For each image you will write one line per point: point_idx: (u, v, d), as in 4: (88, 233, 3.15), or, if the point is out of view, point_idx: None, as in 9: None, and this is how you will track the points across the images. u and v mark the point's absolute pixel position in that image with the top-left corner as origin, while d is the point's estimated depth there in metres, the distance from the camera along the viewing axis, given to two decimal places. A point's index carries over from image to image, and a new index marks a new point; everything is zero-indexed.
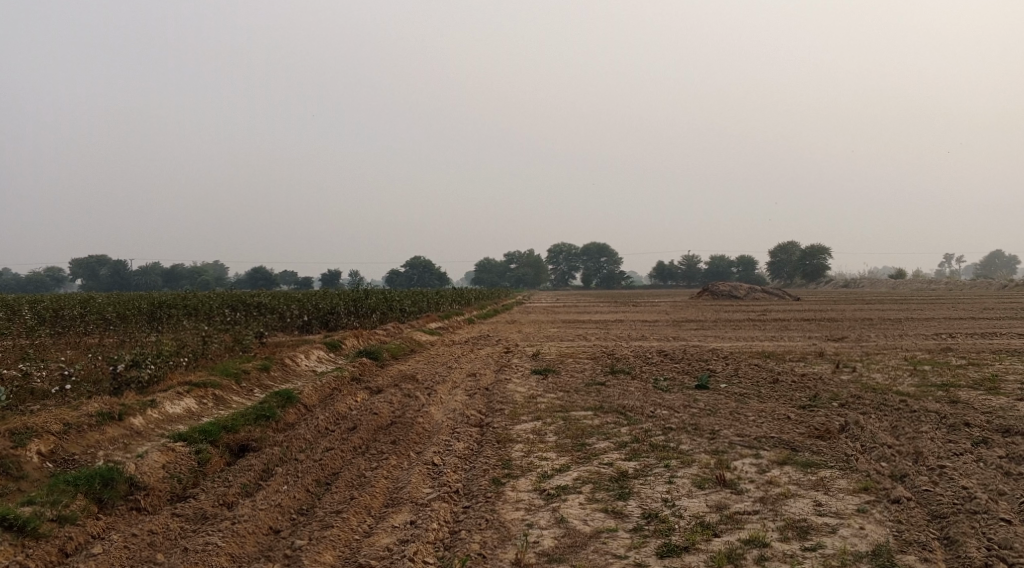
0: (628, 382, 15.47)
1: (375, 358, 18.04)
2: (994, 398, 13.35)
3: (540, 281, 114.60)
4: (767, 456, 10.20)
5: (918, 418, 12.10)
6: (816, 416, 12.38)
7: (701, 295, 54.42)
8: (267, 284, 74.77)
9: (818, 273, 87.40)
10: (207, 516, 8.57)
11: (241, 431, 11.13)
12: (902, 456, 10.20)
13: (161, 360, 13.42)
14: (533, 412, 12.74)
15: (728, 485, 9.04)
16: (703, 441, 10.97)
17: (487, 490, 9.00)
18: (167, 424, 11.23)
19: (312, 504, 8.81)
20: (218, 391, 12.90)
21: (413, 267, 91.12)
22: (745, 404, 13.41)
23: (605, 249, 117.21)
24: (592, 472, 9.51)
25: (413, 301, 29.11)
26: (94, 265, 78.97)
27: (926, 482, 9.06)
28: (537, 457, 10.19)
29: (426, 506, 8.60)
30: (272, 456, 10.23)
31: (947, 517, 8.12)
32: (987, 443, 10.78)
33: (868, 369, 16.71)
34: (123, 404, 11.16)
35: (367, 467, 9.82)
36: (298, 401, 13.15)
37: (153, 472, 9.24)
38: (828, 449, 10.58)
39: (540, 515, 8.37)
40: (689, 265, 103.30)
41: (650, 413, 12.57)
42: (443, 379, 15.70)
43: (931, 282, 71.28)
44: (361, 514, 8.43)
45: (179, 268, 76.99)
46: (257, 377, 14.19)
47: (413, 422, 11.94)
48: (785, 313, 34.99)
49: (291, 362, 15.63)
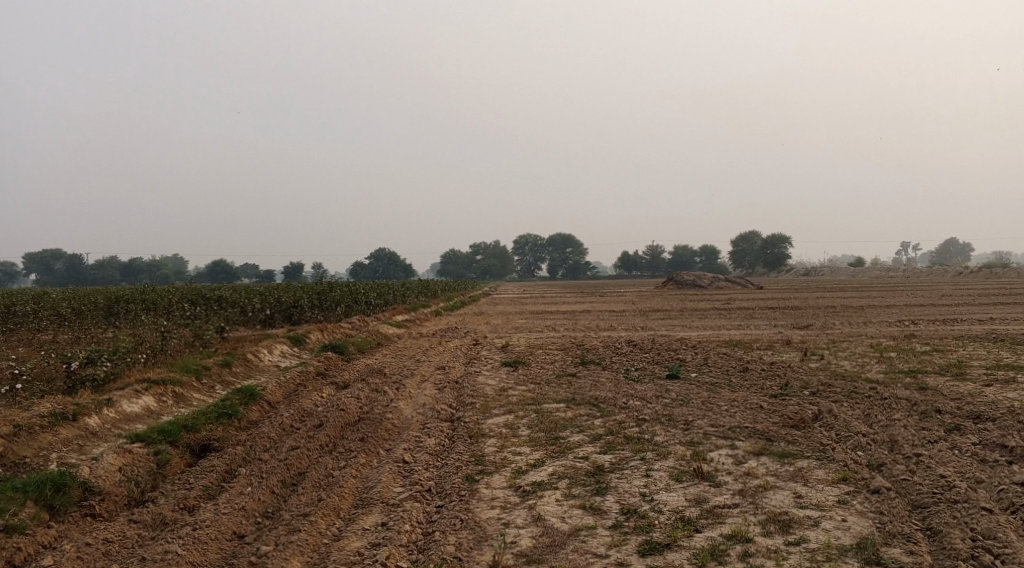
0: (599, 373, 15.28)
1: (341, 352, 17.66)
2: (962, 384, 13.39)
3: (506, 272, 114.31)
4: (742, 447, 10.05)
5: (890, 406, 12.07)
6: (789, 405, 12.28)
7: (665, 284, 54.52)
8: (229, 276, 73.64)
9: (780, 262, 88.43)
10: (166, 522, 8.18)
11: (202, 430, 10.72)
12: (878, 444, 10.13)
13: (118, 357, 12.92)
14: (504, 406, 12.49)
15: (706, 477, 8.86)
16: (677, 432, 10.79)
17: (460, 488, 8.72)
18: (124, 424, 10.78)
19: (278, 506, 8.46)
20: (178, 388, 12.46)
21: (378, 260, 90.50)
22: (717, 393, 13.27)
23: (570, 240, 117.40)
24: (568, 466, 9.28)
25: (378, 293, 28.67)
26: (48, 260, 77.09)
27: (904, 470, 8.97)
28: (510, 452, 9.93)
29: (397, 507, 8.30)
30: (235, 456, 9.84)
31: (928, 507, 8.03)
32: (959, 429, 10.75)
33: (836, 356, 16.70)
34: (77, 404, 10.69)
35: (335, 466, 9.48)
36: (261, 398, 12.74)
37: (109, 475, 8.82)
38: (803, 439, 10.46)
39: (517, 513, 8.12)
40: (653, 255, 103.87)
41: (623, 404, 12.38)
42: (411, 373, 15.36)
43: (889, 269, 72.53)
44: (329, 516, 8.10)
45: (136, 262, 75.43)
46: (219, 373, 13.74)
47: (381, 418, 11.61)
48: (748, 301, 35.20)
49: (254, 356, 15.20)
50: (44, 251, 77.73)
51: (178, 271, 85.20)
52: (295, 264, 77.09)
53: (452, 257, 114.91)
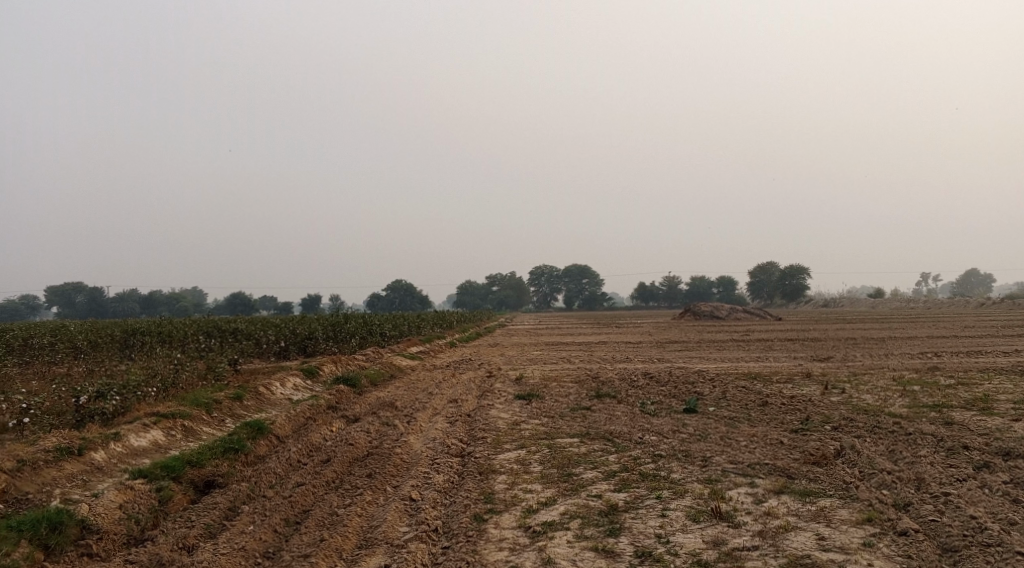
0: (614, 406, 14.95)
1: (353, 384, 17.44)
2: (989, 419, 12.94)
3: (522, 303, 114.07)
4: (762, 485, 9.69)
5: (914, 441, 11.66)
6: (810, 441, 11.90)
7: (683, 315, 54.04)
8: (247, 308, 73.90)
9: (799, 292, 87.60)
10: (163, 562, 7.93)
11: (207, 465, 10.48)
12: (904, 483, 9.75)
13: (128, 391, 12.76)
14: (516, 440, 12.19)
15: (724, 517, 8.52)
16: (695, 469, 10.45)
17: (468, 529, 8.42)
18: (131, 459, 10.58)
19: (279, 546, 8.20)
20: (187, 422, 12.25)
21: (395, 291, 90.60)
22: (736, 428, 12.91)
23: (587, 271, 117.14)
24: (580, 505, 8.96)
25: (393, 325, 28.48)
26: (69, 293, 77.70)
27: (932, 511, 8.59)
28: (520, 490, 9.63)
29: (402, 548, 8.02)
30: (239, 493, 9.60)
31: (960, 551, 7.64)
32: (988, 467, 10.34)
33: (857, 390, 16.28)
34: (83, 438, 10.50)
35: (340, 504, 9.21)
36: (269, 432, 12.50)
37: (108, 512, 8.60)
38: (825, 476, 10.10)
39: (526, 555, 7.82)
40: (670, 286, 103.31)
41: (638, 439, 12.05)
42: (424, 406, 15.10)
43: (910, 300, 71.67)
44: (332, 558, 7.83)
45: (156, 294, 75.87)
46: (229, 407, 13.54)
47: (390, 453, 11.35)
48: (767, 333, 34.69)
49: (266, 390, 14.98)
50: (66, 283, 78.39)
51: (197, 303, 85.65)
52: (313, 296, 77.24)
53: (468, 287, 114.95)
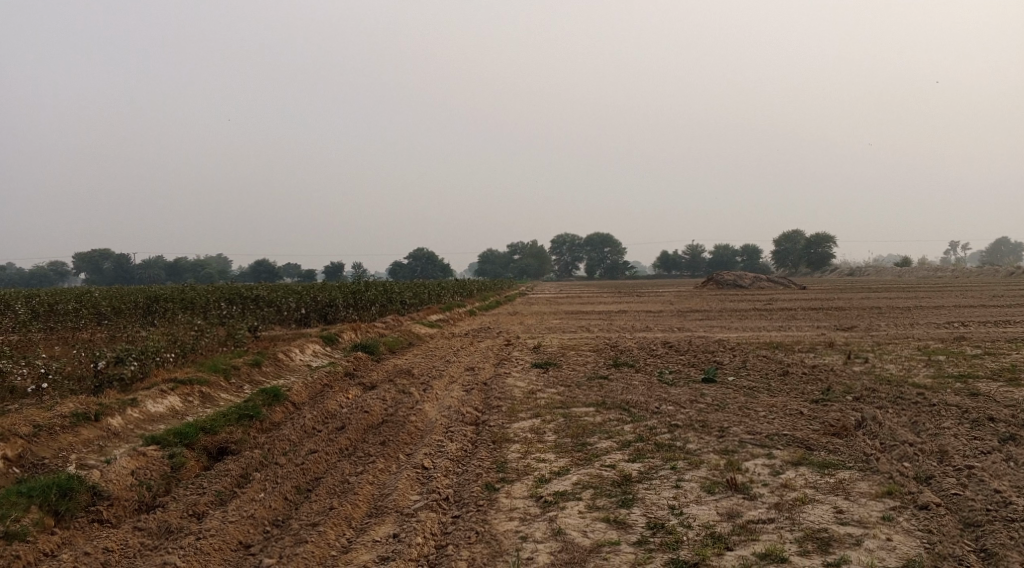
0: (631, 375, 14.80)
1: (372, 351, 17.40)
2: (1016, 390, 12.63)
3: (544, 272, 113.83)
4: (780, 456, 9.52)
5: (938, 413, 11.41)
6: (830, 411, 11.69)
7: (705, 284, 53.47)
8: (271, 275, 74.39)
9: (823, 262, 86.60)
10: (171, 530, 7.93)
11: (221, 432, 10.46)
12: (926, 455, 9.54)
13: (147, 356, 12.74)
14: (532, 409, 12.07)
15: (740, 489, 8.36)
16: (711, 439, 10.29)
17: (478, 498, 8.33)
18: (148, 425, 10.60)
19: (288, 515, 8.17)
20: (205, 388, 12.24)
21: (417, 260, 90.77)
22: (755, 398, 12.72)
23: (610, 239, 116.41)
24: (593, 475, 8.83)
25: (413, 292, 28.40)
26: (96, 259, 78.46)
27: (954, 485, 8.38)
28: (534, 459, 9.52)
29: (411, 517, 7.95)
30: (252, 460, 9.56)
31: (982, 526, 7.44)
32: (1014, 440, 10.08)
33: (880, 359, 15.98)
34: (100, 404, 10.50)
35: (352, 472, 9.15)
36: (285, 399, 12.47)
37: (120, 479, 8.61)
38: (845, 448, 9.89)
39: (536, 526, 7.71)
40: (693, 255, 102.59)
41: (655, 409, 11.90)
42: (440, 374, 15.03)
43: (936, 269, 70.57)
44: (340, 526, 7.78)
45: (181, 262, 76.38)
46: (248, 373, 13.54)
47: (404, 421, 11.28)
48: (791, 301, 34.29)
49: (284, 356, 14.96)
50: (93, 250, 79.18)
51: (221, 271, 86.22)
52: (336, 264, 77.60)
53: (490, 255, 114.81)
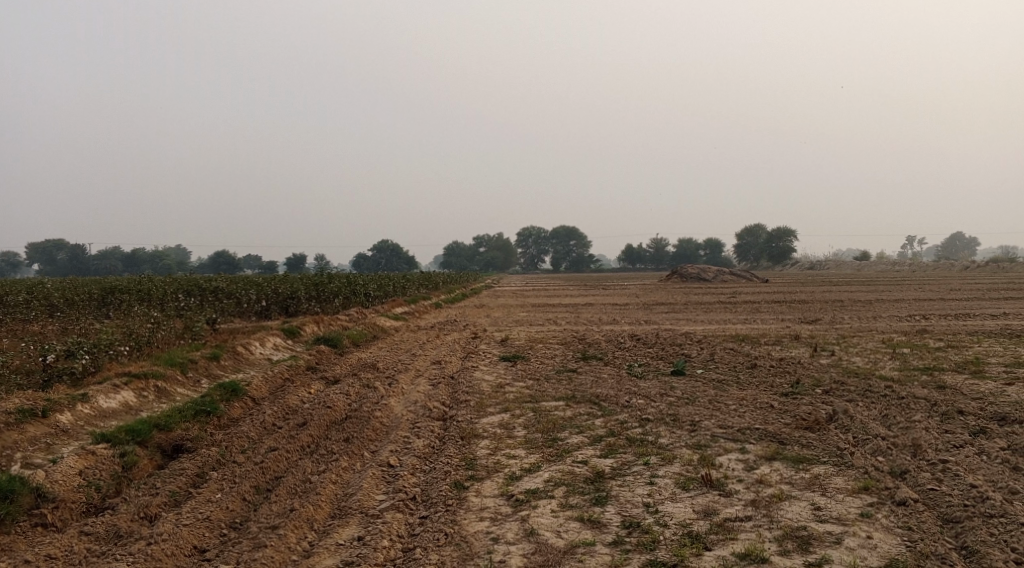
0: (600, 368, 14.57)
1: (335, 345, 16.98)
2: (982, 383, 12.64)
3: (509, 265, 113.60)
4: (754, 451, 9.33)
5: (908, 406, 11.34)
6: (801, 405, 11.55)
7: (670, 277, 53.51)
8: (231, 266, 73.00)
9: (785, 255, 87.43)
10: (121, 534, 7.50)
11: (176, 429, 10.00)
12: (900, 449, 9.42)
13: (99, 349, 12.20)
14: (500, 403, 11.78)
15: (714, 486, 8.15)
16: (683, 434, 10.08)
17: (447, 497, 8.01)
18: (99, 421, 10.11)
19: (246, 517, 7.80)
20: (161, 382, 11.75)
21: (381, 252, 89.91)
22: (725, 391, 12.56)
23: (575, 232, 116.51)
24: (565, 472, 8.56)
25: (378, 285, 27.91)
26: (51, 251, 76.50)
27: (929, 479, 8.25)
28: (503, 455, 9.23)
29: (377, 518, 7.62)
30: (208, 459, 9.14)
31: (962, 522, 7.31)
32: (985, 433, 10.01)
33: (846, 352, 15.95)
34: (47, 399, 9.98)
35: (313, 470, 8.78)
36: (244, 394, 12.02)
37: (66, 479, 8.15)
38: (818, 442, 9.74)
39: (507, 526, 7.43)
40: (657, 248, 103.09)
41: (625, 403, 11.67)
42: (406, 368, 14.68)
43: (894, 263, 71.55)
44: (301, 529, 7.42)
45: (140, 253, 74.70)
46: (206, 367, 13.04)
47: (369, 416, 10.91)
48: (754, 294, 34.42)
49: (244, 349, 14.47)
50: (47, 241, 77.09)
51: (180, 262, 84.45)
52: (299, 256, 76.49)
53: (455, 249, 114.26)
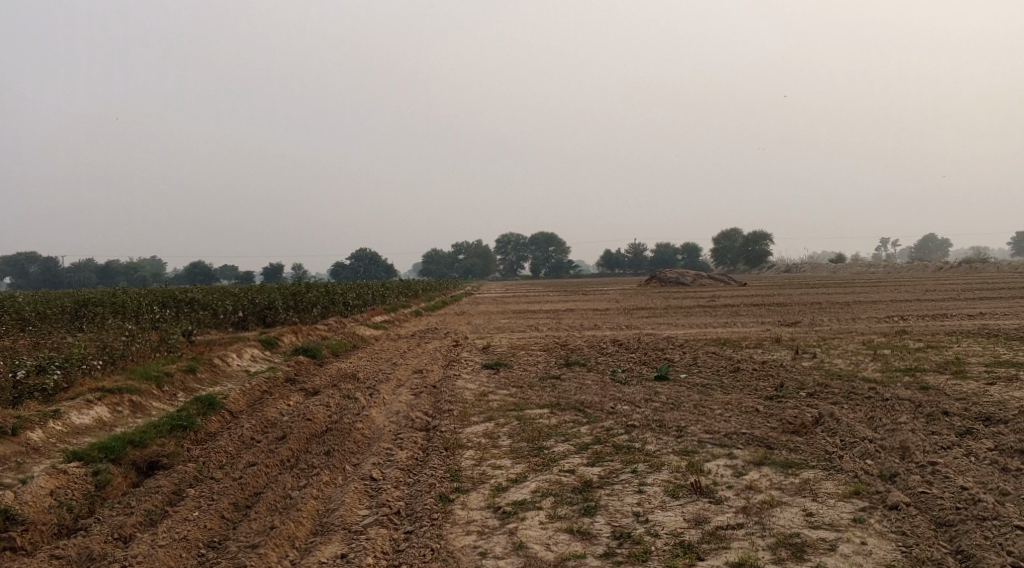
0: (584, 375, 14.44)
1: (314, 355, 16.71)
2: (965, 383, 12.63)
3: (488, 272, 113.45)
4: (742, 456, 9.22)
5: (892, 407, 11.29)
6: (787, 408, 11.46)
7: (649, 281, 53.61)
8: (207, 277, 72.19)
9: (762, 258, 87.98)
10: (94, 557, 7.24)
11: (151, 445, 9.72)
12: (888, 452, 9.34)
13: (71, 364, 11.89)
14: (484, 412, 11.60)
15: (704, 493, 8.02)
16: (670, 440, 9.95)
17: (432, 511, 7.82)
18: (72, 438, 9.81)
19: (225, 535, 7.56)
20: (136, 396, 11.45)
21: (359, 260, 89.41)
22: (709, 396, 12.45)
23: (553, 238, 116.62)
24: (552, 482, 8.40)
25: (357, 294, 27.61)
26: (22, 264, 75.29)
27: (920, 482, 8.17)
28: (489, 466, 9.05)
29: (360, 534, 7.41)
30: (185, 475, 8.88)
31: (955, 526, 7.23)
32: (971, 434, 9.97)
33: (827, 355, 15.93)
34: (18, 416, 9.68)
35: (294, 485, 8.55)
36: (222, 408, 11.74)
37: (36, 501, 7.88)
38: (806, 446, 9.64)
39: (495, 539, 7.25)
40: (635, 253, 103.36)
41: (610, 409, 11.52)
42: (387, 377, 14.46)
43: (869, 264, 72.17)
44: (282, 547, 7.20)
45: (113, 265, 73.63)
46: (182, 380, 12.74)
47: (350, 428, 10.68)
48: (732, 298, 34.44)
49: (221, 361, 14.18)
50: (18, 254, 75.85)
51: (155, 273, 83.36)
52: (275, 266, 75.85)
53: (434, 257, 113.81)
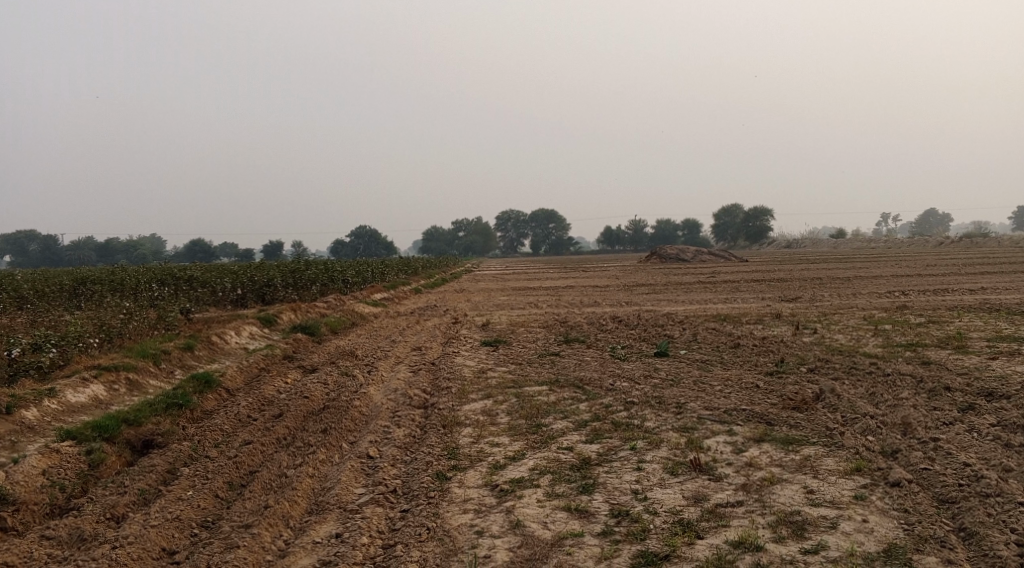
0: (583, 351, 14.33)
1: (312, 333, 16.61)
2: (967, 358, 12.53)
3: (488, 249, 113.12)
4: (742, 433, 9.12)
5: (894, 383, 11.20)
6: (787, 384, 11.37)
7: (649, 258, 53.40)
8: (206, 254, 71.90)
9: (762, 234, 87.66)
10: (85, 538, 7.17)
11: (145, 424, 9.63)
12: (889, 428, 9.25)
13: (67, 342, 11.77)
14: (482, 389, 11.50)
15: (704, 470, 7.93)
16: (669, 416, 9.85)
17: (429, 489, 7.74)
18: (67, 416, 9.72)
19: (219, 515, 7.49)
20: (132, 374, 11.35)
21: (359, 237, 89.07)
22: (709, 372, 12.36)
23: (554, 215, 116.29)
24: (550, 459, 8.31)
25: (356, 271, 27.45)
26: (21, 242, 75.01)
27: (922, 458, 8.08)
28: (486, 444, 8.96)
29: (356, 513, 7.34)
30: (180, 454, 8.80)
31: (958, 503, 7.15)
32: (974, 409, 9.87)
33: (829, 330, 15.82)
34: (12, 395, 9.57)
35: (289, 464, 8.46)
36: (218, 385, 11.65)
37: (29, 480, 7.80)
38: (807, 422, 9.55)
39: (492, 518, 7.17)
40: (636, 230, 103.08)
41: (610, 386, 11.42)
42: (385, 355, 14.36)
43: (869, 239, 71.95)
44: (276, 527, 7.13)
45: (113, 243, 73.31)
46: (179, 357, 12.64)
47: (347, 406, 10.59)
48: (732, 274, 34.26)
49: (219, 339, 14.07)
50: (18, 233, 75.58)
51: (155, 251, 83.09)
52: (274, 243, 75.65)
53: (434, 234, 113.44)
